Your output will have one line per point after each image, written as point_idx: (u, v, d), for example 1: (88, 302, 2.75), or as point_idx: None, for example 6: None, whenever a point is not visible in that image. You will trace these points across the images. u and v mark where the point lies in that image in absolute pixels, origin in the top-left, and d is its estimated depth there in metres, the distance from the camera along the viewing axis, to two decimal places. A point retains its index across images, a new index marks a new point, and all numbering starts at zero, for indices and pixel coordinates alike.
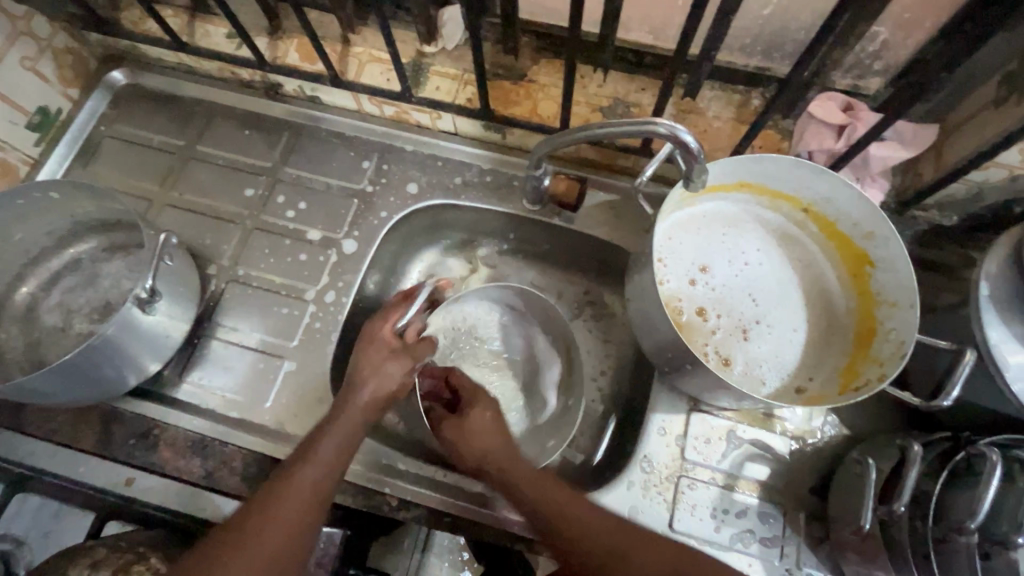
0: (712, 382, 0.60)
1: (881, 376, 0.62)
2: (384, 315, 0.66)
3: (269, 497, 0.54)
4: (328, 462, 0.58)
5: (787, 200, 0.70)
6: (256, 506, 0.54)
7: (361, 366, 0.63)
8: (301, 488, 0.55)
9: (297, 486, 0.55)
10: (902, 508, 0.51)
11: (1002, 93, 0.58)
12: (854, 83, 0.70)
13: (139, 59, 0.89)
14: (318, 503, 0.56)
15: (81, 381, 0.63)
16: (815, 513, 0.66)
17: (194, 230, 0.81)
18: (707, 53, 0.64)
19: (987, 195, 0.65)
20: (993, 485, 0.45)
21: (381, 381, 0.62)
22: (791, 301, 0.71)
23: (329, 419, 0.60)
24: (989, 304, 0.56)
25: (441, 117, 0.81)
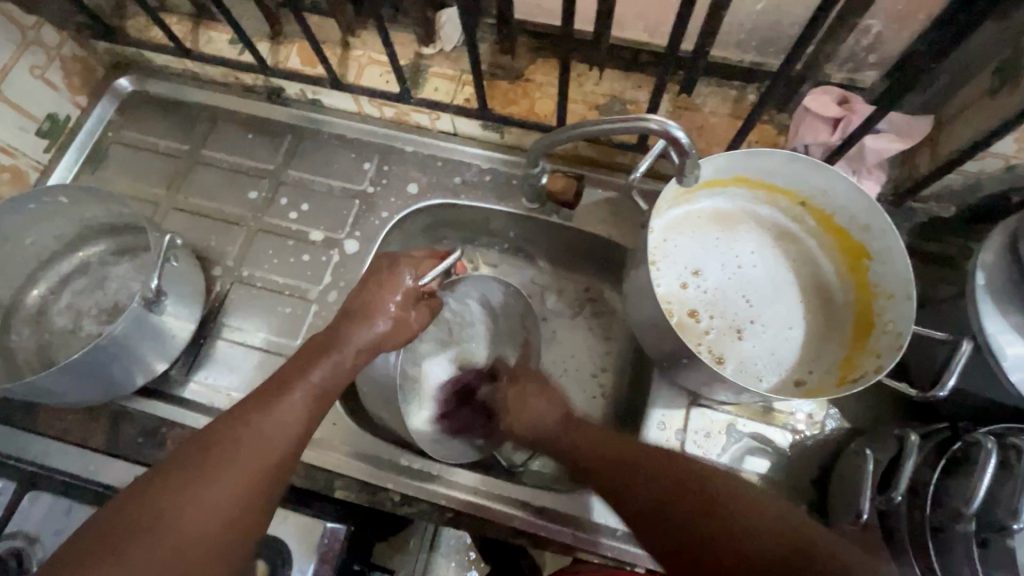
0: (709, 375, 0.60)
1: (878, 368, 0.62)
2: (406, 259, 0.66)
3: (255, 410, 0.55)
4: (315, 387, 0.59)
5: (784, 194, 0.71)
6: (240, 416, 0.54)
7: (369, 304, 0.63)
8: (286, 411, 0.56)
9: (284, 402, 0.56)
10: (897, 497, 0.52)
11: (996, 83, 0.58)
12: (849, 76, 0.70)
13: (145, 66, 0.91)
14: (303, 422, 0.57)
15: (91, 380, 0.65)
16: (816, 506, 0.66)
17: (200, 232, 0.83)
18: (701, 49, 0.64)
19: (984, 186, 0.65)
20: (987, 472, 0.46)
21: (394, 320, 0.64)
22: (789, 295, 0.71)
23: (321, 351, 0.61)
24: (986, 295, 0.56)
25: (440, 117, 0.82)
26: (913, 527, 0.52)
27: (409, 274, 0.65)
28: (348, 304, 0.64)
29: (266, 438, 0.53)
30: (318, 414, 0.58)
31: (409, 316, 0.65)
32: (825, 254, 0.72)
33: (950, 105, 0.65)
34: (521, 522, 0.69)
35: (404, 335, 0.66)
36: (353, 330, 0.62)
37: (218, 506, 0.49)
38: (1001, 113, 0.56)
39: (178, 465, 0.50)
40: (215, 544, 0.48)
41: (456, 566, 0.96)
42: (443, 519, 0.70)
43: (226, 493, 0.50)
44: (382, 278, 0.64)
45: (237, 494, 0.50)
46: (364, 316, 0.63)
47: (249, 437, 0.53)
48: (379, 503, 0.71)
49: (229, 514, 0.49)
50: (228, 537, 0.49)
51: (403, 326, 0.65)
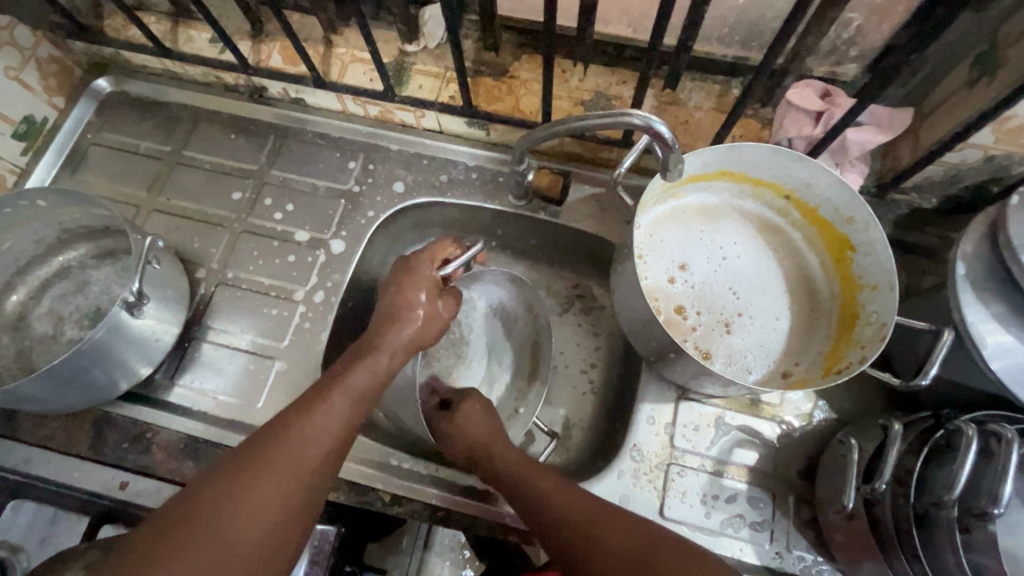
0: (696, 369, 0.60)
1: (863, 358, 0.62)
2: (424, 254, 0.65)
3: (297, 413, 0.52)
4: (357, 389, 0.56)
5: (769, 188, 0.71)
6: (282, 419, 0.51)
7: (399, 303, 0.62)
8: (327, 417, 0.52)
9: (325, 405, 0.53)
10: (882, 485, 0.53)
11: (974, 75, 0.59)
12: (832, 69, 0.71)
13: (124, 66, 0.89)
14: (345, 427, 0.53)
15: (71, 385, 0.64)
16: (804, 496, 0.67)
17: (183, 234, 0.82)
18: (684, 44, 0.64)
19: (964, 177, 0.66)
20: (968, 458, 0.47)
21: (429, 313, 0.62)
22: (774, 289, 0.72)
23: (364, 352, 0.59)
24: (967, 285, 0.57)
25: (425, 115, 0.82)
26: (898, 515, 0.52)
27: (432, 269, 0.64)
28: (381, 305, 0.62)
29: (307, 444, 0.50)
30: (359, 418, 0.55)
31: (439, 309, 0.64)
32: (810, 246, 0.73)
33: (930, 97, 0.65)
34: (512, 519, 0.68)
35: (440, 331, 0.64)
36: (393, 329, 0.60)
37: (257, 513, 0.46)
38: (980, 105, 0.57)
39: (218, 471, 0.48)
40: (251, 558, 0.45)
41: (451, 565, 0.96)
42: (433, 518, 0.70)
43: (266, 501, 0.47)
44: (408, 275, 0.63)
45: (276, 503, 0.47)
46: (401, 312, 0.61)
47: (289, 441, 0.50)
48: (369, 503, 0.70)
49: (267, 524, 0.46)
50: (263, 550, 0.46)
51: (437, 320, 0.64)
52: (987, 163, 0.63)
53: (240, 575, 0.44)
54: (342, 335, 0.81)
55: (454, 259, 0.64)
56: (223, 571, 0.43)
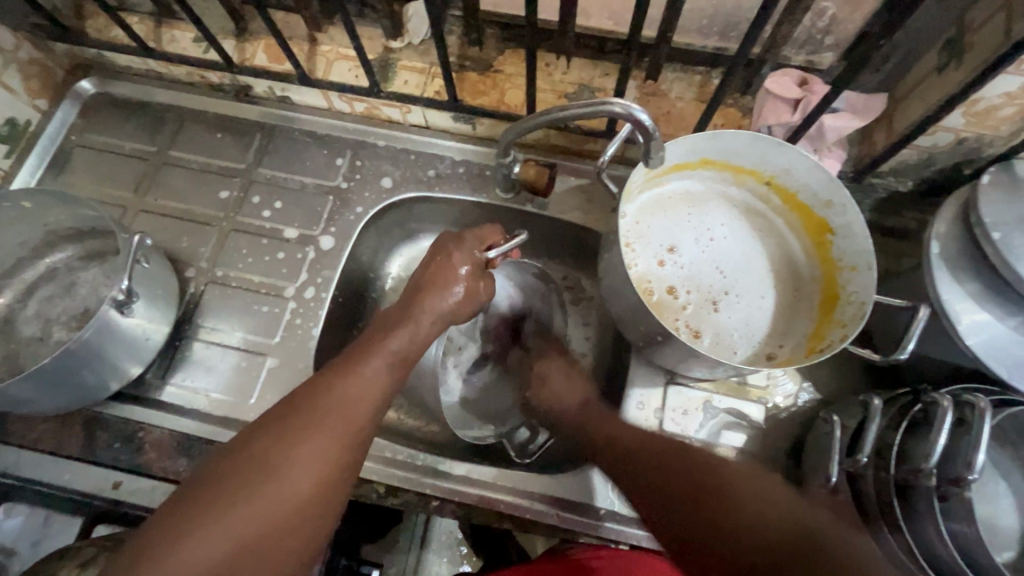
0: (683, 352, 0.62)
1: (843, 336, 0.63)
2: (471, 234, 0.67)
3: (337, 375, 0.54)
4: (395, 355, 0.58)
5: (750, 175, 0.73)
6: (323, 380, 0.53)
7: (436, 274, 0.64)
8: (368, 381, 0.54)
9: (364, 368, 0.55)
10: (864, 459, 0.54)
11: (944, 59, 0.61)
12: (808, 58, 0.72)
13: (107, 67, 0.89)
14: (383, 389, 0.55)
15: (61, 385, 0.63)
16: (790, 476, 0.69)
17: (171, 234, 0.82)
18: (664, 34, 0.66)
19: (938, 160, 0.67)
20: (944, 428, 0.48)
21: (467, 289, 0.65)
22: (758, 273, 0.73)
23: (399, 320, 0.60)
24: (941, 263, 0.59)
25: (411, 110, 0.82)
26: (880, 486, 0.54)
27: (476, 250, 0.66)
28: (417, 277, 0.64)
29: (351, 407, 0.52)
30: (396, 383, 0.57)
31: (480, 286, 0.67)
32: (792, 230, 0.74)
33: (903, 82, 0.67)
34: (506, 506, 0.69)
35: (474, 307, 0.67)
36: (428, 302, 0.62)
37: (305, 465, 0.48)
38: (950, 87, 0.59)
39: (264, 427, 0.49)
40: (300, 509, 0.46)
41: (448, 561, 0.97)
42: (428, 508, 0.70)
43: (317, 459, 0.48)
44: (448, 251, 0.65)
45: (322, 458, 0.48)
46: (438, 285, 0.63)
47: (331, 401, 0.52)
48: (363, 496, 0.71)
49: (314, 477, 0.48)
50: (311, 501, 0.47)
51: (473, 296, 0.66)
52: (959, 146, 0.65)
53: (289, 524, 0.46)
54: (334, 331, 0.81)
55: (498, 244, 0.66)
56: (274, 519, 0.45)
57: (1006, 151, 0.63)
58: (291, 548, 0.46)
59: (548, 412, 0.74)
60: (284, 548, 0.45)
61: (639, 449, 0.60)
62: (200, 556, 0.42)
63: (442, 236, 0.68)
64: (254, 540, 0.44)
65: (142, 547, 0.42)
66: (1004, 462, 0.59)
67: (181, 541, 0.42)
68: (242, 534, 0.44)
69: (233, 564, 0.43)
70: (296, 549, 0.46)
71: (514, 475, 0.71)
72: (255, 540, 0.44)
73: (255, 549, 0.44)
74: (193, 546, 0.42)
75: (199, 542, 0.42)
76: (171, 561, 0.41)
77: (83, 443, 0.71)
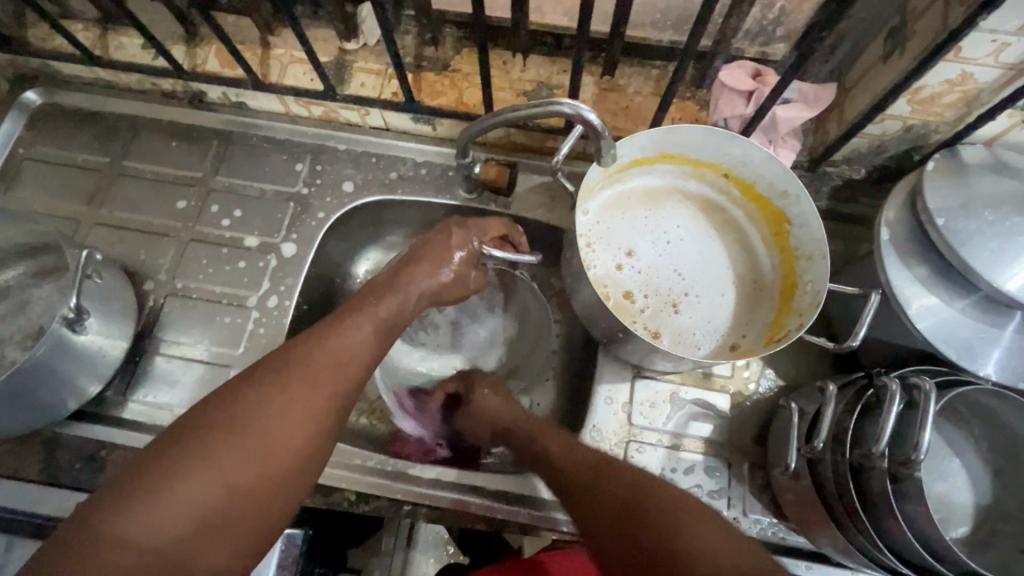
0: (644, 346, 0.62)
1: (799, 325, 0.65)
2: (475, 223, 0.68)
3: (328, 332, 0.55)
4: (382, 320, 0.59)
5: (709, 167, 0.73)
6: (312, 338, 0.54)
7: (433, 246, 0.66)
8: (359, 337, 0.57)
9: (354, 328, 0.57)
10: (820, 445, 0.56)
11: (888, 49, 0.62)
12: (762, 50, 0.73)
13: (54, 77, 0.87)
14: (372, 349, 0.57)
15: (18, 408, 0.62)
16: (757, 462, 0.70)
17: (128, 247, 0.80)
18: (616, 30, 0.66)
19: (888, 147, 0.69)
20: (891, 411, 0.50)
21: (457, 272, 0.67)
22: (719, 265, 0.74)
23: (387, 288, 0.62)
24: (891, 250, 0.60)
25: (369, 113, 0.81)
26: (837, 470, 0.55)
27: (476, 238, 0.68)
28: (415, 249, 0.67)
29: (342, 362, 0.54)
30: (383, 345, 0.59)
31: (470, 274, 0.68)
32: (751, 224, 0.75)
33: (852, 72, 0.68)
34: (478, 507, 0.69)
35: (458, 290, 0.68)
36: (416, 274, 0.64)
37: (297, 414, 0.49)
38: (894, 77, 0.60)
39: (254, 378, 0.51)
40: (292, 458, 0.49)
41: (435, 561, 0.94)
42: (399, 513, 0.70)
43: (308, 409, 0.50)
44: (440, 242, 0.67)
45: (313, 411, 0.50)
46: (432, 261, 0.65)
47: (321, 356, 0.53)
48: (335, 504, 0.70)
49: (305, 426, 0.50)
50: (302, 449, 0.49)
51: (461, 282, 0.68)
52: (906, 133, 0.66)
53: (280, 469, 0.48)
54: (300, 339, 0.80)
55: (501, 249, 0.66)
56: (265, 464, 0.47)
57: (951, 137, 0.64)
58: (282, 491, 0.48)
59: (483, 429, 0.74)
60: (276, 493, 0.48)
61: (581, 478, 0.57)
62: (195, 491, 0.44)
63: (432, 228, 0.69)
64: (247, 481, 0.46)
65: (139, 481, 0.43)
66: (958, 440, 0.61)
67: (177, 475, 0.44)
68: (236, 473, 0.46)
69: (226, 501, 0.45)
70: (287, 493, 0.48)
71: (482, 475, 0.71)
72: (248, 480, 0.46)
73: (248, 488, 0.46)
74: (189, 481, 0.44)
75: (195, 477, 0.44)
76: (168, 494, 0.43)
77: (44, 464, 0.70)
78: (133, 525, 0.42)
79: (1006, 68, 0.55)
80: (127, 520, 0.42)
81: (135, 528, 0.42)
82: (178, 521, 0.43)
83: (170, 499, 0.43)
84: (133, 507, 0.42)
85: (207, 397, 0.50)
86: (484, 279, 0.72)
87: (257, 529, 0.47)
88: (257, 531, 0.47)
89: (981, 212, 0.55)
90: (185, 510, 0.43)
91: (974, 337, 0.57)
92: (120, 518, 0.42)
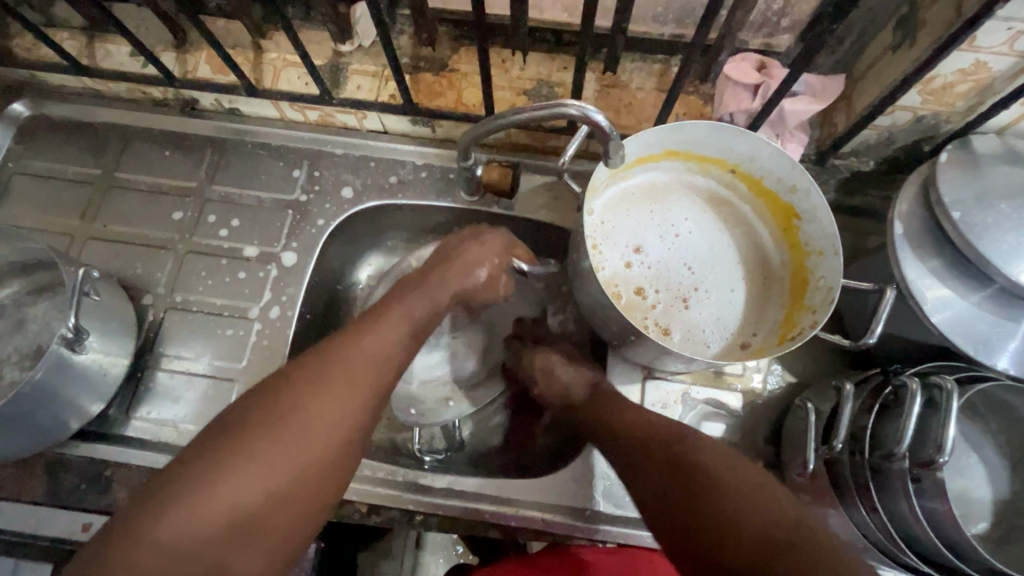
0: (656, 349, 0.61)
1: (814, 322, 0.64)
2: (507, 231, 0.66)
3: (361, 331, 0.54)
4: (413, 321, 0.57)
5: (715, 163, 0.72)
6: (345, 337, 0.53)
7: (467, 249, 0.63)
8: (391, 334, 0.55)
9: (388, 327, 0.55)
10: (839, 445, 0.55)
11: (898, 38, 0.60)
12: (766, 42, 0.72)
13: (41, 87, 0.84)
14: (404, 348, 0.56)
15: (23, 430, 0.61)
16: (771, 461, 0.69)
17: (124, 261, 0.78)
18: (619, 26, 0.64)
19: (897, 138, 0.67)
20: (913, 411, 0.49)
21: (489, 274, 0.64)
22: (727, 263, 0.73)
23: (414, 286, 0.60)
24: (905, 243, 0.59)
25: (367, 116, 0.80)
26: (856, 470, 0.54)
27: (506, 252, 0.65)
28: (444, 249, 0.64)
29: (377, 360, 0.53)
30: (413, 346, 0.57)
31: (500, 280, 0.65)
32: (759, 218, 0.74)
33: (860, 62, 0.67)
34: (490, 515, 0.68)
35: (487, 296, 0.65)
36: (444, 279, 0.61)
37: (333, 414, 0.48)
38: (905, 68, 0.58)
39: (291, 377, 0.50)
40: (329, 459, 0.47)
41: (444, 561, 0.98)
42: (412, 523, 0.69)
43: (344, 409, 0.49)
44: (470, 245, 0.64)
45: (348, 412, 0.49)
46: (461, 263, 0.62)
47: (355, 356, 0.52)
48: (345, 516, 0.69)
49: (341, 426, 0.48)
50: (339, 450, 0.48)
51: (491, 285, 0.65)
52: (916, 124, 0.65)
53: (316, 470, 0.47)
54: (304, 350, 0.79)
55: (531, 262, 0.65)
56: (302, 466, 0.46)
57: (963, 127, 0.63)
58: (319, 493, 0.47)
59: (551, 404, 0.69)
60: (312, 495, 0.47)
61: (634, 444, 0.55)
62: (236, 490, 0.43)
63: (462, 233, 0.66)
64: (286, 481, 0.45)
65: (180, 478, 0.43)
66: (973, 435, 0.61)
67: (218, 475, 0.43)
68: (274, 474, 0.45)
69: (264, 501, 0.44)
70: (323, 494, 0.47)
71: (496, 483, 0.70)
72: (286, 481, 0.45)
73: (285, 490, 0.45)
74: (229, 480, 0.43)
75: (237, 475, 0.44)
76: (209, 494, 0.43)
77: (47, 485, 0.69)
78: (173, 526, 0.41)
79: (1020, 55, 0.53)
80: (168, 521, 0.41)
81: (176, 528, 0.41)
82: (219, 523, 0.42)
83: (210, 500, 0.42)
84: (175, 507, 0.42)
85: (245, 396, 0.50)
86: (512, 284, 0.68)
87: (295, 529, 0.46)
88: (294, 534, 0.46)
89: (997, 204, 0.54)
90: (224, 512, 0.43)
91: (991, 331, 0.56)
92: (163, 518, 0.41)
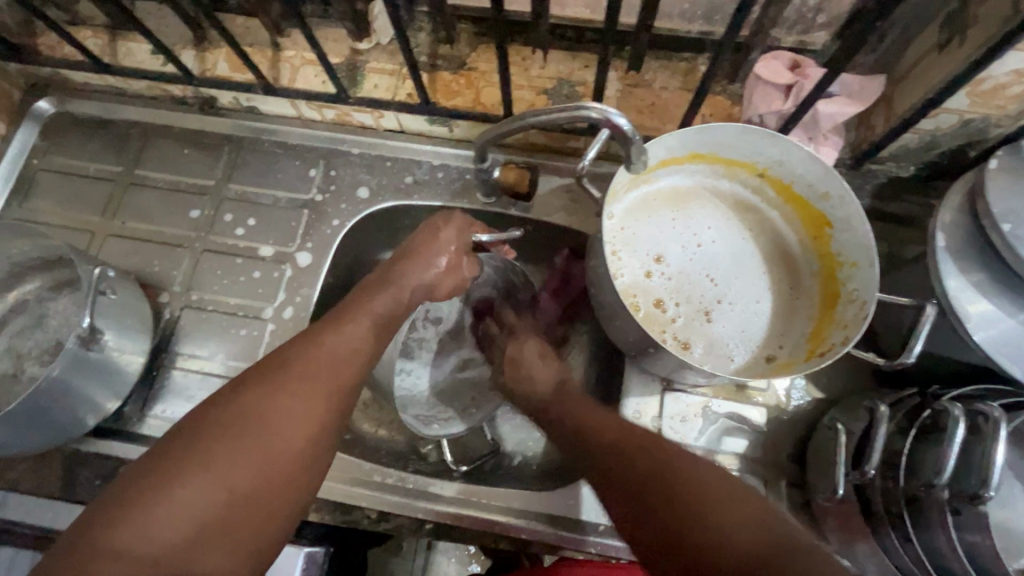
0: (677, 363, 0.58)
1: (845, 339, 0.60)
2: (462, 212, 0.65)
3: (326, 329, 0.54)
4: (379, 317, 0.57)
5: (741, 167, 0.69)
6: (309, 337, 0.53)
7: (420, 241, 0.63)
8: (356, 334, 0.55)
9: (354, 327, 0.55)
10: (872, 471, 0.51)
11: (945, 36, 0.57)
12: (800, 39, 0.68)
13: (66, 85, 0.85)
14: (369, 346, 0.55)
15: (41, 427, 0.61)
16: (795, 480, 0.66)
17: (143, 259, 0.79)
18: (644, 23, 0.61)
19: (940, 142, 0.64)
20: (954, 440, 0.46)
21: (449, 264, 0.64)
22: (751, 274, 0.70)
23: (379, 285, 0.60)
24: (946, 256, 0.55)
25: (384, 115, 0.78)
26: (890, 497, 0.52)
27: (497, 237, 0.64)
28: (403, 246, 0.64)
29: (343, 360, 0.52)
30: (383, 343, 0.57)
31: (462, 263, 0.65)
32: (788, 226, 0.71)
33: (902, 62, 0.63)
34: (501, 527, 0.67)
35: (452, 286, 0.65)
36: (407, 272, 0.61)
37: (297, 413, 0.48)
38: (953, 68, 0.54)
39: (254, 379, 0.49)
40: (297, 459, 0.47)
41: (456, 562, 0.92)
42: (423, 531, 0.68)
43: (309, 410, 0.49)
44: (426, 240, 0.63)
45: (313, 411, 0.49)
46: (423, 255, 0.62)
47: (319, 356, 0.52)
48: (354, 521, 0.69)
49: (307, 423, 0.48)
50: (304, 449, 0.48)
51: (454, 273, 0.64)
52: (963, 127, 0.61)
53: (284, 471, 0.46)
54: None
55: (490, 232, 0.64)
56: (266, 465, 0.45)
57: (1014, 132, 0.59)
58: (286, 494, 0.46)
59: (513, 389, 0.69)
60: (278, 497, 0.46)
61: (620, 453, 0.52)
62: (197, 495, 0.42)
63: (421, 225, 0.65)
64: (251, 481, 0.44)
65: (137, 487, 0.41)
66: (1018, 463, 0.57)
67: (178, 478, 0.42)
68: (238, 474, 0.44)
69: (228, 508, 0.43)
70: (290, 495, 0.47)
71: (507, 492, 0.68)
72: (251, 482, 0.44)
73: (250, 493, 0.44)
74: (191, 486, 0.42)
75: (198, 480, 0.42)
76: (165, 500, 0.41)
77: (63, 482, 0.70)
78: (126, 537, 0.39)
79: None
80: (123, 533, 0.39)
81: (132, 538, 0.39)
82: (179, 531, 0.41)
83: (167, 508, 0.41)
84: (131, 516, 0.40)
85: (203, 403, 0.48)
86: (477, 265, 0.67)
87: (262, 534, 0.44)
88: (260, 541, 0.44)
89: None
90: (185, 517, 0.41)
91: None
92: (115, 528, 0.39)
